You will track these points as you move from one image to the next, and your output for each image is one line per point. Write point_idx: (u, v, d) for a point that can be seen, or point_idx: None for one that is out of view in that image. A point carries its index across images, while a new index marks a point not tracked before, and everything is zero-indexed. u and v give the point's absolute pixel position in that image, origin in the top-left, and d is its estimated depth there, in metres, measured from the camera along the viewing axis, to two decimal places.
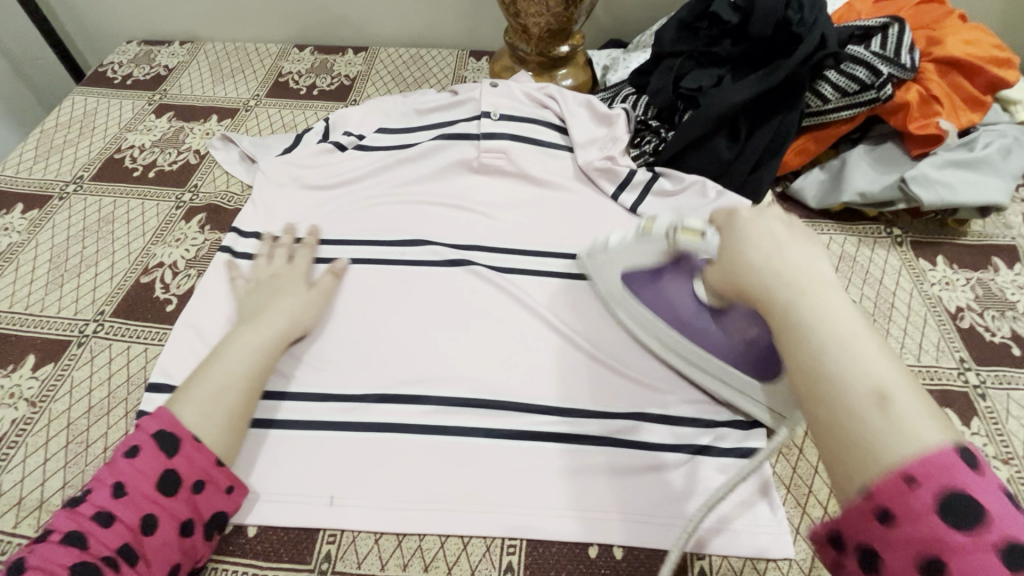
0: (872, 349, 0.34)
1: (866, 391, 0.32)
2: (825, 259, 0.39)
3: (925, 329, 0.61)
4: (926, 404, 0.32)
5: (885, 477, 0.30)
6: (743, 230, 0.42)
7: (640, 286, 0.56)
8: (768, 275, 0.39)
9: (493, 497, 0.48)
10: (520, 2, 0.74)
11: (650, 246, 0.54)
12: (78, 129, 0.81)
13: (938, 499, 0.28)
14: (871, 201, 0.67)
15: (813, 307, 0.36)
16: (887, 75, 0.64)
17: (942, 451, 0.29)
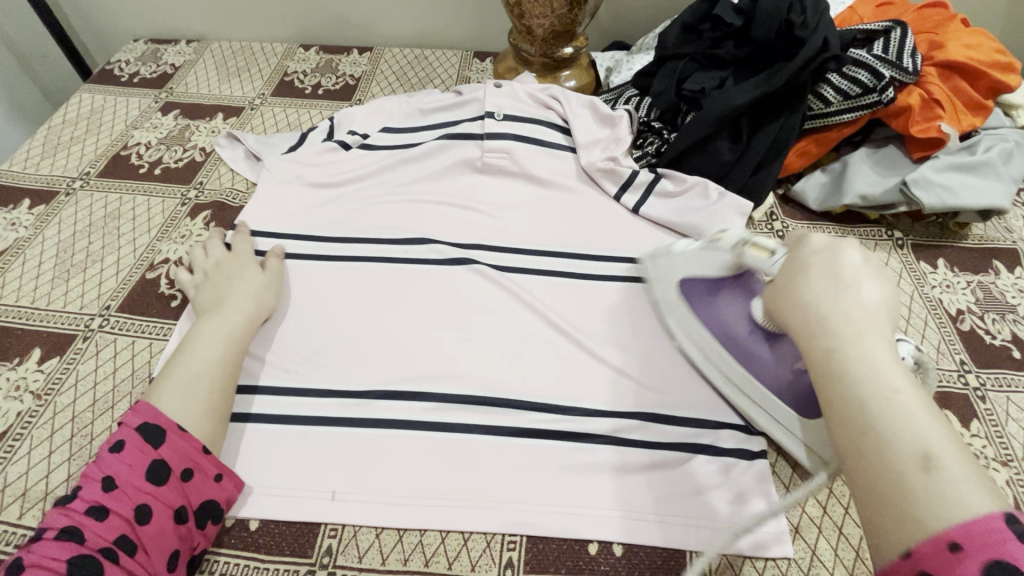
0: (918, 406, 0.33)
1: (909, 450, 0.31)
2: (879, 302, 0.38)
3: (925, 332, 0.61)
4: (973, 469, 0.31)
5: (927, 541, 0.29)
6: (803, 260, 0.42)
7: (697, 294, 0.56)
8: (815, 313, 0.39)
9: (493, 494, 0.49)
10: (525, 3, 0.75)
11: (716, 256, 0.54)
12: (85, 126, 0.82)
13: (987, 569, 0.27)
14: (873, 204, 0.67)
15: (857, 354, 0.35)
16: (890, 78, 0.64)
17: (986, 519, 0.28)
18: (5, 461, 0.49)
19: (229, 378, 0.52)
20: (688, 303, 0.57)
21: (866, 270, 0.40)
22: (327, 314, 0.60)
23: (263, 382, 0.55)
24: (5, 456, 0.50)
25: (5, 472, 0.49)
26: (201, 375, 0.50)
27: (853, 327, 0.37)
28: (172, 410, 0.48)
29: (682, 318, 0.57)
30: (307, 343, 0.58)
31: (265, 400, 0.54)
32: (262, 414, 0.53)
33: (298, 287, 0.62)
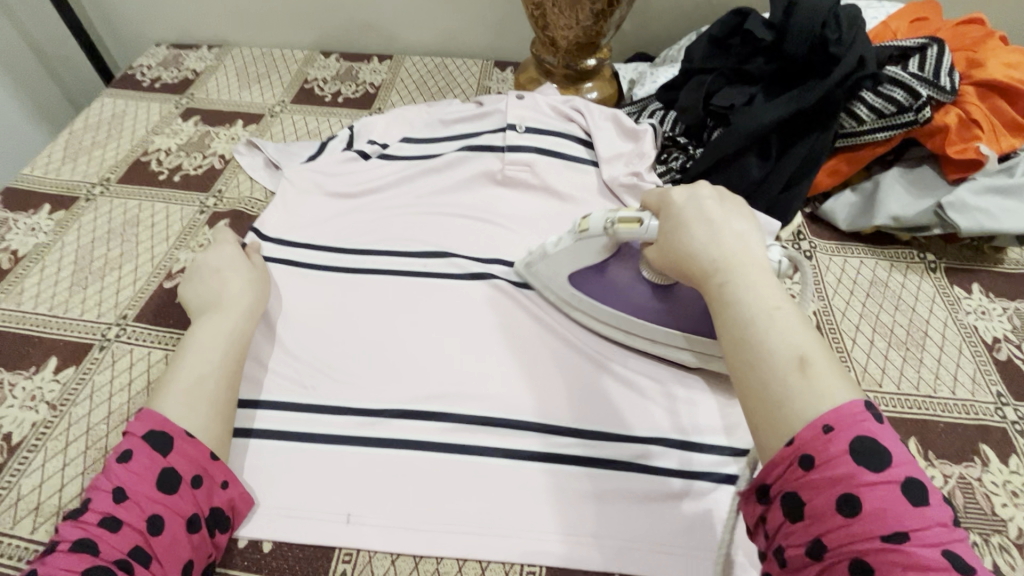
0: (796, 319, 0.36)
1: (787, 355, 0.34)
2: (755, 238, 0.42)
3: (960, 360, 0.58)
4: (839, 367, 0.34)
5: (809, 428, 0.32)
6: (680, 215, 0.45)
7: (588, 284, 0.57)
8: (704, 253, 0.42)
9: (512, 522, 0.47)
10: (549, 15, 0.74)
11: (590, 245, 0.54)
12: (106, 131, 0.82)
13: (854, 442, 0.31)
14: (904, 226, 0.65)
15: (740, 282, 0.39)
16: (926, 97, 0.62)
17: (851, 405, 0.32)
18: (18, 474, 0.49)
19: (231, 378, 0.51)
20: (587, 295, 0.57)
21: (740, 213, 0.44)
22: (343, 327, 0.59)
23: (265, 397, 0.54)
24: (18, 468, 0.49)
25: (18, 485, 0.48)
26: (205, 378, 0.50)
27: (739, 261, 0.40)
28: (177, 416, 0.47)
29: (584, 307, 0.58)
30: (323, 357, 0.57)
31: (267, 414, 0.53)
32: (278, 430, 0.52)
33: (314, 300, 0.61)
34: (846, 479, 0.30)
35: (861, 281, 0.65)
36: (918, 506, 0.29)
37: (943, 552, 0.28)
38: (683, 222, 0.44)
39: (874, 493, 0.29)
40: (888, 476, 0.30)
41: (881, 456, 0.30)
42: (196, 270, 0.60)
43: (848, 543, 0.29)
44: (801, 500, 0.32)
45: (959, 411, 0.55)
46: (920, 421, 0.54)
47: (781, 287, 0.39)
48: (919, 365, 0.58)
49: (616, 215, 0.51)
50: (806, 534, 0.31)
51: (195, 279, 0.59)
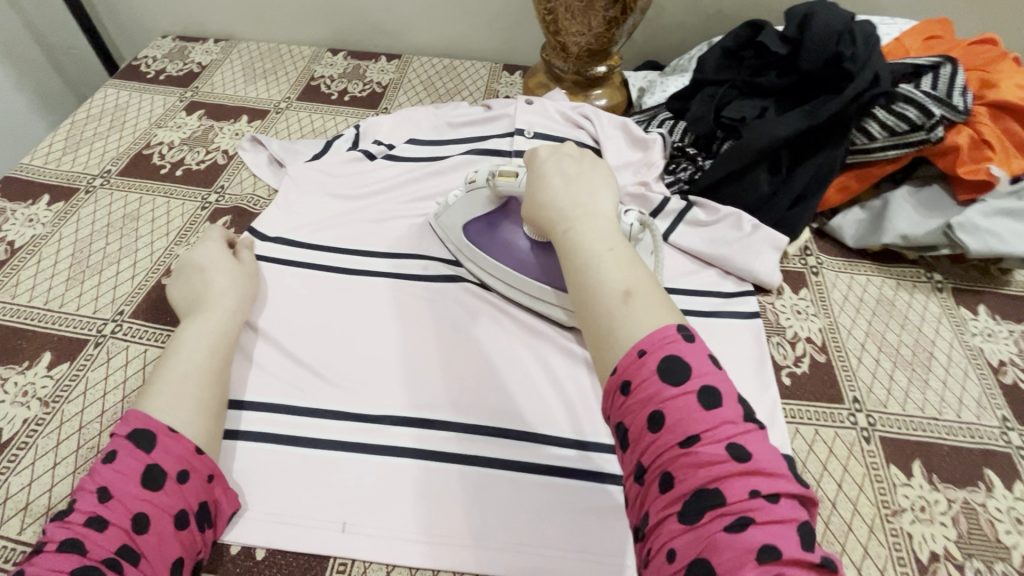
0: (627, 260, 0.40)
1: (613, 289, 0.38)
2: (607, 194, 0.47)
3: (965, 382, 0.58)
4: (662, 300, 0.38)
5: (626, 354, 0.35)
6: (541, 171, 0.50)
7: (478, 234, 0.62)
8: (556, 209, 0.46)
9: (511, 536, 0.46)
10: (561, 21, 0.73)
11: (478, 196, 0.61)
12: (109, 122, 0.81)
13: (661, 361, 0.33)
14: (913, 244, 0.65)
15: (582, 229, 0.43)
16: (940, 117, 0.61)
17: (664, 329, 0.35)
18: (7, 473, 0.48)
19: (221, 378, 0.50)
20: (475, 244, 0.62)
21: (592, 171, 0.49)
22: (335, 329, 0.58)
23: (249, 398, 0.53)
24: (6, 467, 0.48)
25: (6, 484, 0.47)
26: (191, 376, 0.49)
27: (583, 211, 0.44)
28: (162, 414, 0.45)
29: (476, 258, 0.62)
30: (320, 361, 0.56)
31: (262, 416, 0.52)
32: (273, 435, 0.51)
33: (309, 299, 0.60)
34: (653, 397, 0.33)
35: (867, 299, 0.65)
36: (711, 410, 0.32)
37: (729, 446, 0.31)
38: (542, 182, 0.49)
39: (674, 406, 0.32)
40: (686, 388, 0.32)
41: (683, 371, 0.33)
42: (181, 269, 0.59)
43: (657, 460, 0.32)
44: (625, 426, 0.34)
45: (963, 434, 0.54)
46: (923, 443, 0.53)
47: (618, 235, 0.43)
48: (924, 387, 0.57)
49: (497, 169, 0.59)
50: (632, 460, 0.34)
51: (181, 278, 0.58)
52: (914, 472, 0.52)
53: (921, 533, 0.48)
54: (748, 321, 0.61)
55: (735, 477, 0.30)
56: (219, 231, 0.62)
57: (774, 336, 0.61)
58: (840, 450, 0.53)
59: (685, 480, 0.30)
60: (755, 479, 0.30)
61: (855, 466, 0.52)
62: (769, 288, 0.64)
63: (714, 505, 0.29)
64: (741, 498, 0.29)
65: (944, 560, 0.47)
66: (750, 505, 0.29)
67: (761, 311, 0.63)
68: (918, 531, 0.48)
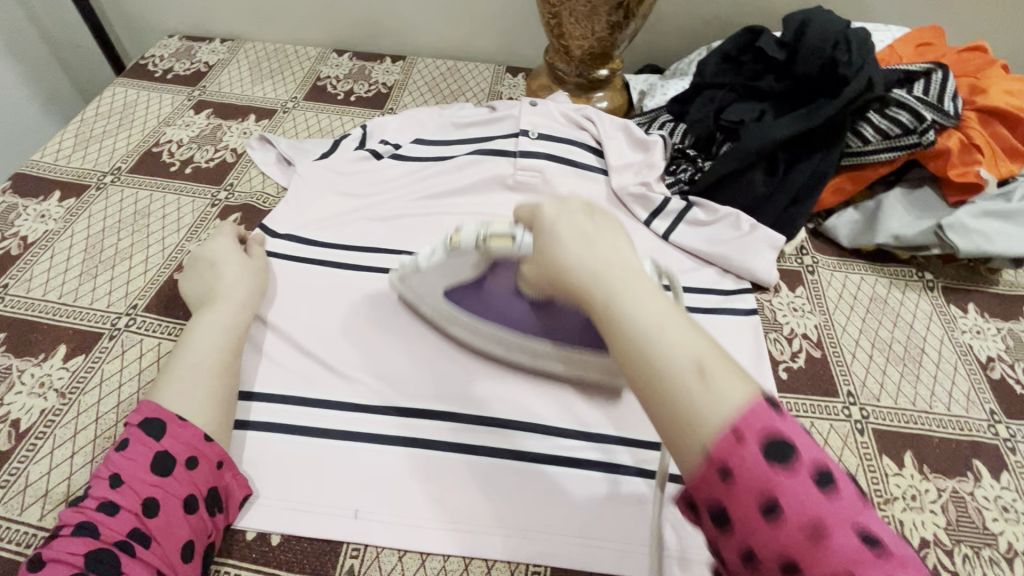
0: (682, 320, 0.32)
1: (683, 365, 0.30)
2: (622, 235, 0.38)
3: (955, 377, 0.60)
4: (735, 362, 0.31)
5: (718, 435, 0.29)
6: (545, 223, 0.39)
7: (464, 298, 0.55)
8: (574, 262, 0.36)
9: (518, 523, 0.48)
10: (565, 25, 0.75)
11: (462, 260, 0.51)
12: (117, 120, 0.82)
13: (767, 444, 0.28)
14: (905, 244, 0.67)
15: (619, 290, 0.34)
16: (931, 121, 0.64)
17: (753, 402, 0.29)
18: (26, 461, 0.49)
19: (231, 369, 0.52)
20: (463, 310, 0.56)
21: (598, 210, 0.39)
22: (343, 324, 0.59)
23: (258, 389, 0.54)
24: (25, 456, 0.49)
25: (26, 472, 0.48)
26: (200, 368, 0.50)
27: (614, 268, 0.35)
28: (172, 404, 0.47)
29: (465, 324, 0.56)
30: (331, 354, 0.57)
31: (274, 407, 0.53)
32: (286, 425, 0.53)
33: (316, 294, 0.62)
34: (763, 485, 0.28)
35: (861, 297, 0.67)
36: (830, 494, 0.28)
37: (858, 534, 0.27)
38: (545, 227, 0.39)
39: (791, 494, 0.28)
40: (800, 473, 0.28)
41: (789, 450, 0.29)
42: (192, 264, 0.60)
43: (773, 550, 0.27)
44: (723, 511, 0.29)
45: (952, 427, 0.56)
46: (915, 435, 0.55)
47: (656, 285, 0.35)
48: (915, 382, 0.59)
49: (486, 228, 0.48)
50: (734, 546, 0.29)
51: (193, 273, 0.59)
52: (906, 462, 0.54)
53: (912, 521, 0.50)
54: (746, 317, 0.63)
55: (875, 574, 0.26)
56: (231, 227, 0.64)
57: (771, 332, 0.63)
58: (834, 441, 0.55)
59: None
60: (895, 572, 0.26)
61: (849, 456, 0.54)
62: (766, 286, 0.66)
63: None
64: None
65: (934, 546, 0.49)
66: None
67: (758, 308, 0.65)
68: (909, 518, 0.50)
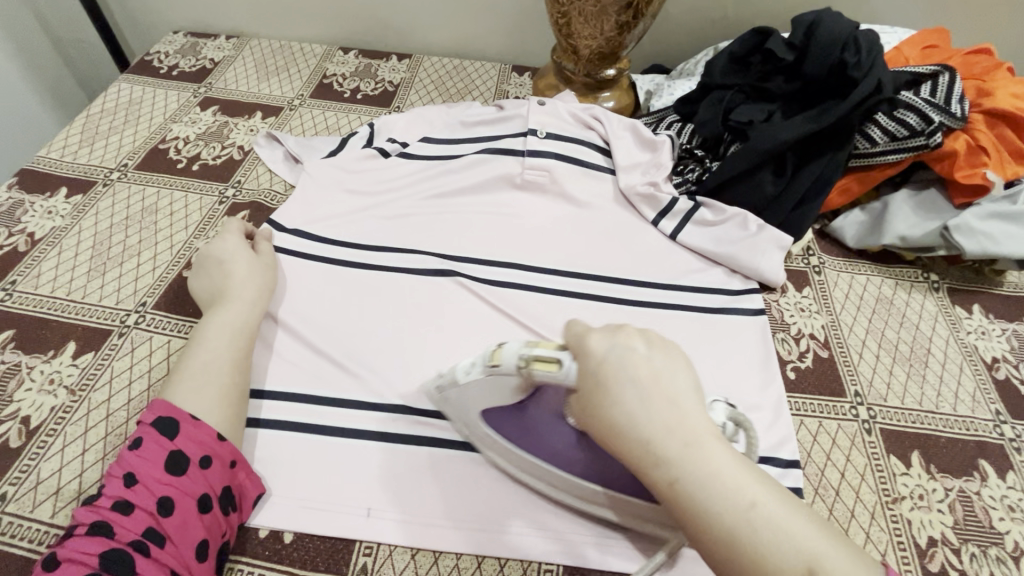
0: (776, 508, 0.33)
1: (794, 565, 0.31)
2: (692, 397, 0.37)
3: (961, 378, 0.60)
4: (835, 542, 0.33)
5: None
6: (598, 377, 0.38)
7: (502, 423, 0.48)
8: (653, 445, 0.35)
9: (531, 522, 0.48)
10: (574, 25, 0.75)
11: (502, 381, 0.43)
12: (123, 117, 0.81)
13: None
14: (911, 246, 0.67)
15: (708, 481, 0.34)
16: (939, 123, 0.64)
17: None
18: (37, 459, 0.49)
19: (242, 367, 0.52)
20: (498, 434, 0.48)
21: (663, 363, 0.38)
22: (353, 322, 0.60)
23: (269, 387, 0.54)
24: (36, 453, 0.49)
25: (37, 469, 0.48)
26: (212, 367, 0.50)
27: (681, 442, 0.35)
28: (185, 402, 0.47)
29: (499, 448, 0.49)
30: (341, 351, 0.57)
31: (283, 404, 0.53)
32: (298, 422, 0.53)
33: (326, 292, 0.62)
34: None
35: (867, 298, 0.67)
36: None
37: None
38: (607, 388, 0.37)
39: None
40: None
41: None
42: (201, 263, 0.60)
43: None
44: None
45: (958, 428, 0.57)
46: (922, 435, 0.56)
47: (740, 463, 0.35)
48: (922, 382, 0.60)
49: (532, 349, 0.41)
50: None
51: (202, 271, 0.59)
52: (913, 462, 0.54)
53: (920, 520, 0.50)
54: (754, 317, 0.63)
55: None
56: (238, 224, 0.64)
57: (779, 332, 0.64)
58: (843, 441, 0.55)
59: None
60: None
61: (857, 456, 0.54)
62: (774, 286, 0.67)
63: None
64: None
65: (941, 545, 0.49)
66: None
67: (766, 308, 0.65)
68: (917, 517, 0.50)
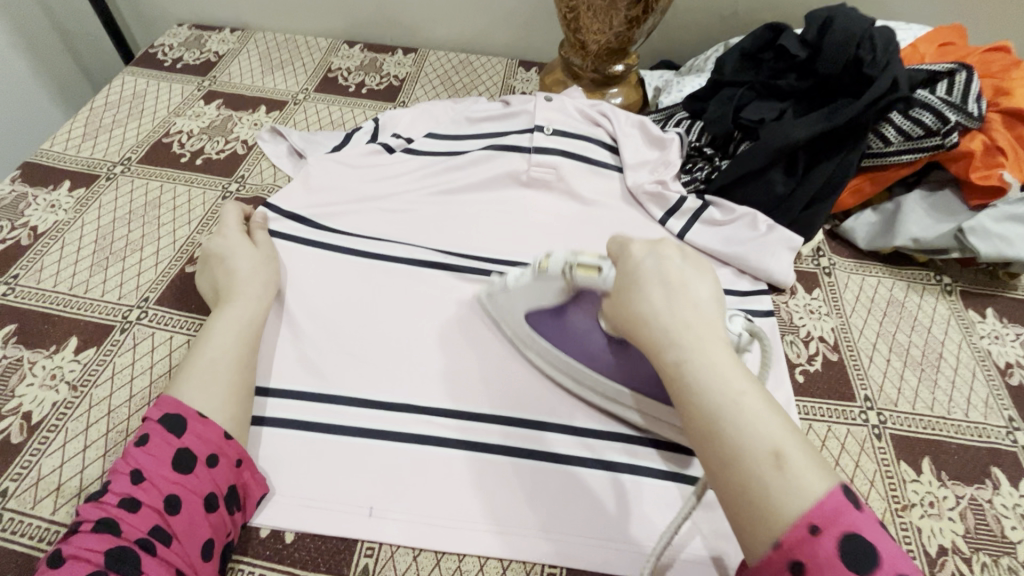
0: (762, 405, 0.34)
1: (762, 451, 0.32)
2: (715, 303, 0.40)
3: (974, 384, 0.59)
4: (814, 455, 0.32)
5: (793, 525, 0.30)
6: (632, 272, 0.42)
7: (543, 324, 0.54)
8: (658, 324, 0.38)
9: (535, 523, 0.47)
10: (582, 19, 0.74)
11: (548, 285, 0.51)
12: (127, 110, 0.81)
13: (842, 543, 0.28)
14: (925, 247, 0.66)
15: (702, 363, 0.36)
16: (955, 122, 0.63)
17: (831, 496, 0.30)
18: (38, 454, 0.48)
19: (248, 364, 0.51)
20: (539, 334, 0.55)
21: (695, 271, 0.41)
22: (355, 317, 0.59)
23: (274, 384, 0.54)
24: (37, 449, 0.49)
25: (39, 465, 0.48)
26: (219, 363, 0.49)
27: (693, 333, 0.37)
28: (192, 399, 0.46)
29: (536, 347, 0.56)
30: (346, 349, 0.57)
31: (286, 403, 0.53)
32: (300, 421, 0.52)
33: (329, 288, 0.61)
34: None
35: (878, 300, 0.66)
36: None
37: None
38: (635, 279, 0.41)
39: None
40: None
41: (870, 556, 0.28)
42: (205, 260, 0.59)
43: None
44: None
45: (971, 434, 0.56)
46: (933, 441, 0.55)
47: (741, 365, 0.36)
48: (933, 387, 0.59)
49: (576, 258, 0.48)
50: None
51: (206, 269, 0.59)
52: (924, 468, 0.53)
53: (930, 528, 0.49)
54: (762, 319, 0.62)
55: None
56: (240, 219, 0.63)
57: (788, 334, 0.63)
58: (852, 446, 0.54)
59: None
60: None
61: (867, 462, 0.53)
62: (783, 287, 0.65)
63: None
64: None
65: (952, 554, 0.48)
66: None
67: (775, 309, 0.64)
68: (927, 525, 0.50)
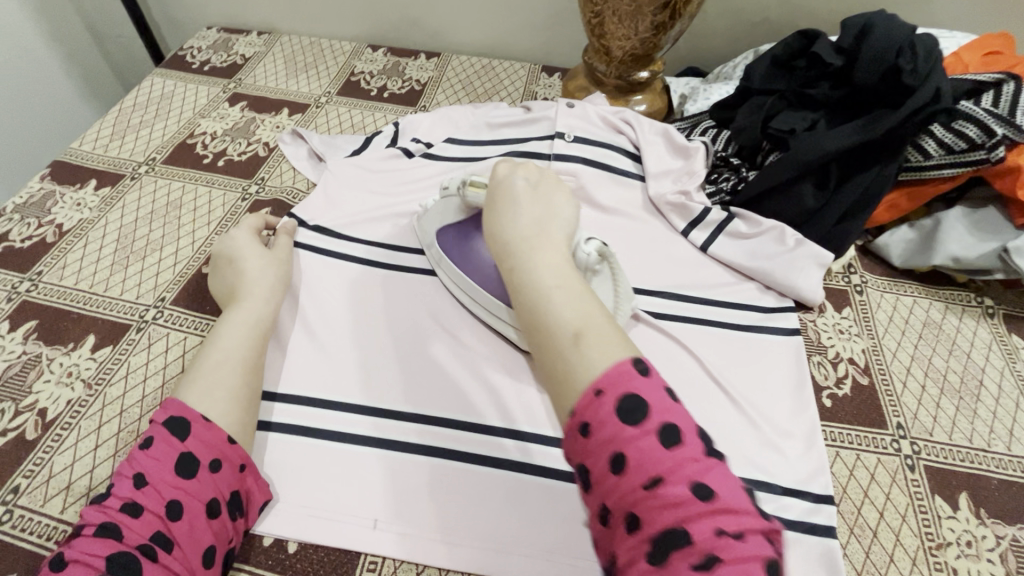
0: (575, 295, 0.39)
1: (565, 331, 0.36)
2: (559, 225, 0.45)
3: (1016, 415, 0.55)
4: (614, 333, 0.37)
5: (583, 391, 0.34)
6: (491, 203, 0.48)
7: (451, 243, 0.59)
8: (501, 241, 0.44)
9: (540, 543, 0.46)
10: (607, 24, 0.72)
11: (452, 204, 0.58)
12: (154, 111, 0.82)
13: (617, 399, 0.32)
14: (965, 266, 0.63)
15: (529, 267, 0.41)
16: (1003, 136, 0.58)
17: (618, 363, 0.34)
18: (50, 452, 0.49)
19: (255, 369, 0.51)
20: (446, 254, 0.60)
21: (545, 200, 0.47)
22: (363, 323, 0.58)
23: (281, 390, 0.53)
24: (50, 446, 0.49)
25: (50, 463, 0.48)
26: (225, 365, 0.49)
27: (528, 244, 0.42)
28: (197, 403, 0.46)
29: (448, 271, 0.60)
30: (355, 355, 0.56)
31: (292, 409, 0.52)
32: (310, 428, 0.51)
33: (337, 293, 0.60)
34: (612, 439, 0.32)
35: (913, 321, 0.63)
36: (672, 448, 0.31)
37: (693, 487, 0.30)
38: (491, 209, 0.47)
39: (634, 448, 0.31)
40: (645, 428, 0.32)
41: (640, 410, 0.32)
42: (215, 263, 0.59)
43: (621, 503, 0.31)
44: (582, 468, 0.33)
45: (1013, 468, 0.52)
46: (971, 475, 0.51)
47: (570, 269, 0.41)
48: (973, 417, 0.55)
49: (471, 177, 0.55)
50: (595, 502, 0.33)
51: (217, 272, 0.59)
52: (960, 505, 0.50)
53: (966, 569, 0.46)
54: (786, 338, 0.59)
55: (699, 519, 0.29)
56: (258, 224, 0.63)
57: (815, 355, 0.60)
58: (882, 477, 0.51)
59: (653, 523, 0.30)
60: (721, 516, 0.29)
61: (898, 494, 0.50)
62: (810, 305, 0.63)
63: (682, 544, 0.29)
64: (706, 539, 0.28)
65: None
66: (717, 544, 0.28)
67: (801, 328, 0.61)
68: (963, 566, 0.46)
